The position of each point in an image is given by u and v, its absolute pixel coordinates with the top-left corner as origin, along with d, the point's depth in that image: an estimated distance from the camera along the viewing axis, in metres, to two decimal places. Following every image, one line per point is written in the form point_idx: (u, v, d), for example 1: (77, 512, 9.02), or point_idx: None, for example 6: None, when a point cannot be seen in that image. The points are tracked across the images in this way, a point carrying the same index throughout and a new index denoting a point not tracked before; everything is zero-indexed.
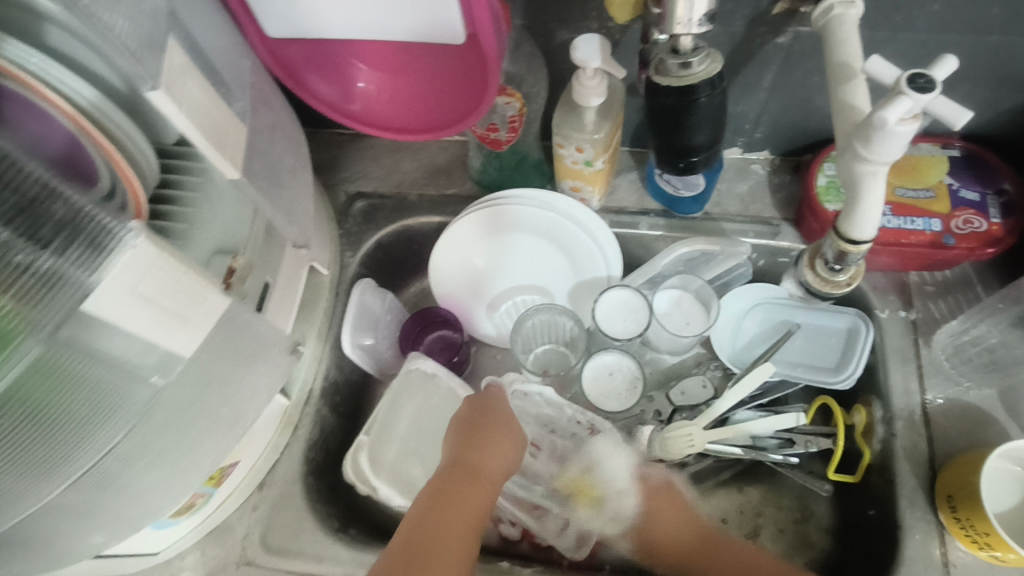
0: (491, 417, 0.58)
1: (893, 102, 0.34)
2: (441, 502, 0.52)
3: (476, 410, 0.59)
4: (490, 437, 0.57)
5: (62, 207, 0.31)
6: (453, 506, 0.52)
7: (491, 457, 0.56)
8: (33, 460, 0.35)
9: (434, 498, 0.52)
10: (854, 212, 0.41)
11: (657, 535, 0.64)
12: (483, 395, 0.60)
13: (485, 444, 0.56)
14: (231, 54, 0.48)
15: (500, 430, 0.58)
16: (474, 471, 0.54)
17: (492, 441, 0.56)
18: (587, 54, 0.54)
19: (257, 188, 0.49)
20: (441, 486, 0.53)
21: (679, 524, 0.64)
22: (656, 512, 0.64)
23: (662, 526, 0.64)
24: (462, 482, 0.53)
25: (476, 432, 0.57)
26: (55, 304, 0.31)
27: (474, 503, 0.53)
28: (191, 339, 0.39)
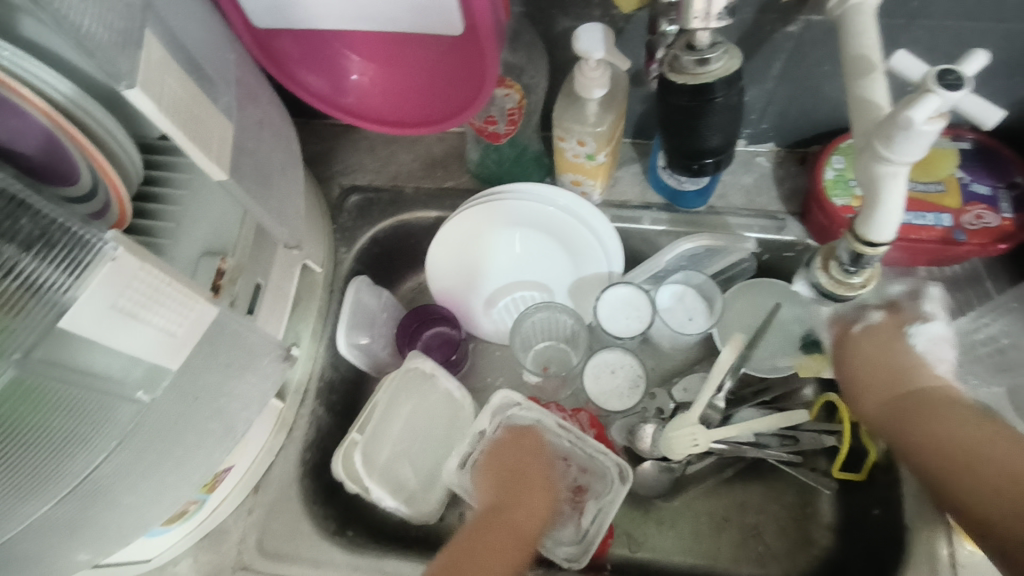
0: (515, 458, 0.63)
1: (919, 100, 0.32)
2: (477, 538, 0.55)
3: (501, 451, 0.64)
4: (516, 474, 0.62)
5: (28, 222, 0.29)
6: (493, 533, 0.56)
7: (524, 495, 0.60)
8: (9, 488, 0.33)
9: (478, 531, 0.56)
10: (874, 215, 0.39)
11: (851, 368, 0.49)
12: (515, 431, 0.65)
13: (519, 486, 0.61)
14: (215, 45, 0.45)
15: (527, 466, 0.63)
16: (506, 510, 0.58)
17: (524, 477, 0.61)
18: (590, 44, 0.52)
19: (245, 188, 0.46)
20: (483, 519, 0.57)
21: (885, 368, 0.47)
22: (862, 352, 0.49)
23: (863, 364, 0.48)
24: (498, 518, 0.57)
25: (506, 472, 0.62)
26: (27, 326, 0.29)
27: (512, 535, 0.56)
28: (179, 351, 0.37)
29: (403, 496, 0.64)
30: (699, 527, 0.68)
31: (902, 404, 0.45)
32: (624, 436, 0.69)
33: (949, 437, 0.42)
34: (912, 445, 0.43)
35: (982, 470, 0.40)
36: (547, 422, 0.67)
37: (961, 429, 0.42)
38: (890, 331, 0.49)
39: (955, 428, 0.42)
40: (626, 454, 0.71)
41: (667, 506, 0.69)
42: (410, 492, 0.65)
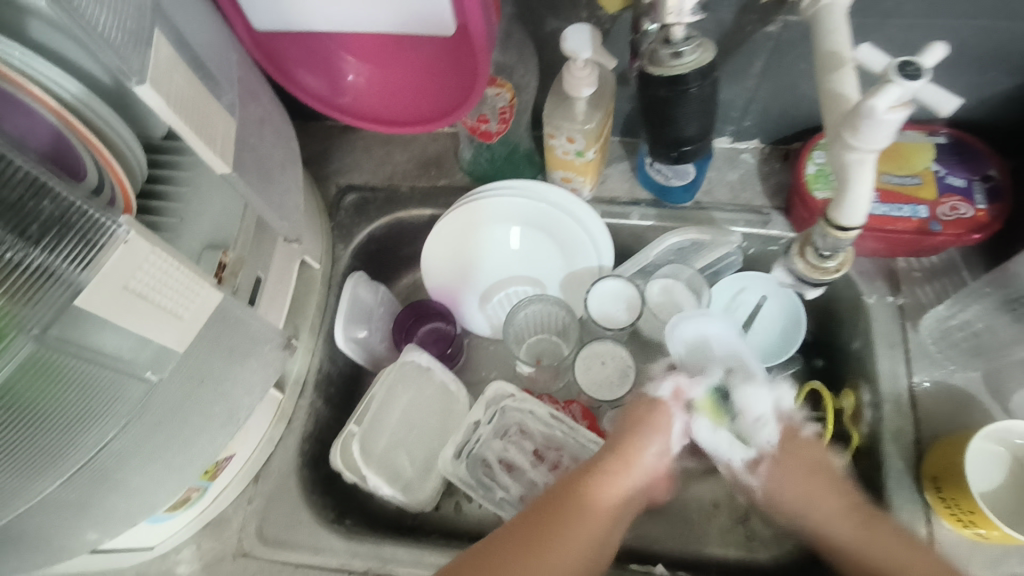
0: (651, 429, 0.60)
1: (880, 90, 0.35)
2: (569, 495, 0.55)
3: (639, 407, 0.62)
4: (639, 430, 0.60)
5: (49, 205, 0.31)
6: (586, 512, 0.54)
7: (622, 452, 0.58)
8: (25, 460, 0.35)
9: (576, 483, 0.56)
10: (843, 200, 0.41)
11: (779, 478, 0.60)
12: (657, 402, 0.61)
13: (619, 460, 0.58)
14: (217, 45, 0.47)
15: (651, 437, 0.59)
16: (607, 469, 0.57)
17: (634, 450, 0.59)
18: (577, 44, 0.54)
19: (247, 182, 0.48)
20: (564, 494, 0.55)
21: (814, 471, 0.59)
22: (785, 463, 0.60)
23: (802, 504, 0.58)
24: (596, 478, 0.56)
25: (624, 430, 0.60)
26: (46, 302, 0.31)
27: (609, 495, 0.56)
28: (184, 334, 0.39)
29: (400, 484, 0.66)
30: (689, 513, 0.70)
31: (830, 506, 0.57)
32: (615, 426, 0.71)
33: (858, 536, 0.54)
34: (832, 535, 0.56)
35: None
36: (541, 413, 0.69)
37: (855, 536, 0.55)
38: (794, 441, 0.61)
39: (851, 537, 0.55)
40: None
41: None
42: (406, 480, 0.67)
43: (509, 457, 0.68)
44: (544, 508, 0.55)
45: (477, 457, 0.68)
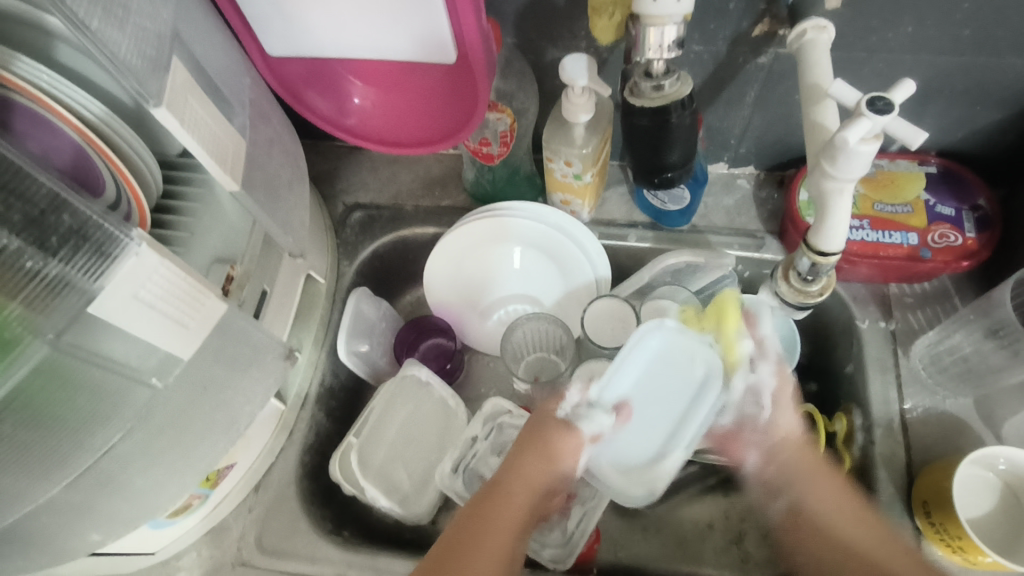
0: (555, 444, 0.56)
1: (852, 123, 0.37)
2: (479, 516, 0.53)
3: (541, 424, 0.57)
4: (539, 446, 0.56)
5: (69, 218, 0.33)
6: (489, 523, 0.52)
7: (524, 470, 0.55)
8: (33, 460, 0.37)
9: (482, 505, 0.54)
10: (824, 227, 0.43)
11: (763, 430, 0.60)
12: (564, 421, 0.57)
13: (523, 460, 0.56)
14: (232, 71, 0.50)
15: (557, 454, 0.55)
16: (508, 485, 0.55)
17: (539, 449, 0.56)
18: (574, 72, 0.57)
19: (256, 200, 0.51)
20: (475, 506, 0.54)
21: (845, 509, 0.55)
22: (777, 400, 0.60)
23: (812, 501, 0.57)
24: (500, 499, 0.54)
25: (526, 441, 0.57)
26: (61, 310, 0.33)
27: (515, 503, 0.54)
28: (190, 341, 0.41)
29: (396, 498, 0.67)
30: (683, 533, 0.71)
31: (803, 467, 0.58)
32: None
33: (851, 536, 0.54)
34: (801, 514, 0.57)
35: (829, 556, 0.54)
36: None
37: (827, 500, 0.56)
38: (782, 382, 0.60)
39: (832, 507, 0.56)
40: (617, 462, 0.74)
41: (652, 512, 0.73)
42: (403, 493, 0.68)
43: None
44: (455, 526, 0.53)
45: (473, 473, 0.69)
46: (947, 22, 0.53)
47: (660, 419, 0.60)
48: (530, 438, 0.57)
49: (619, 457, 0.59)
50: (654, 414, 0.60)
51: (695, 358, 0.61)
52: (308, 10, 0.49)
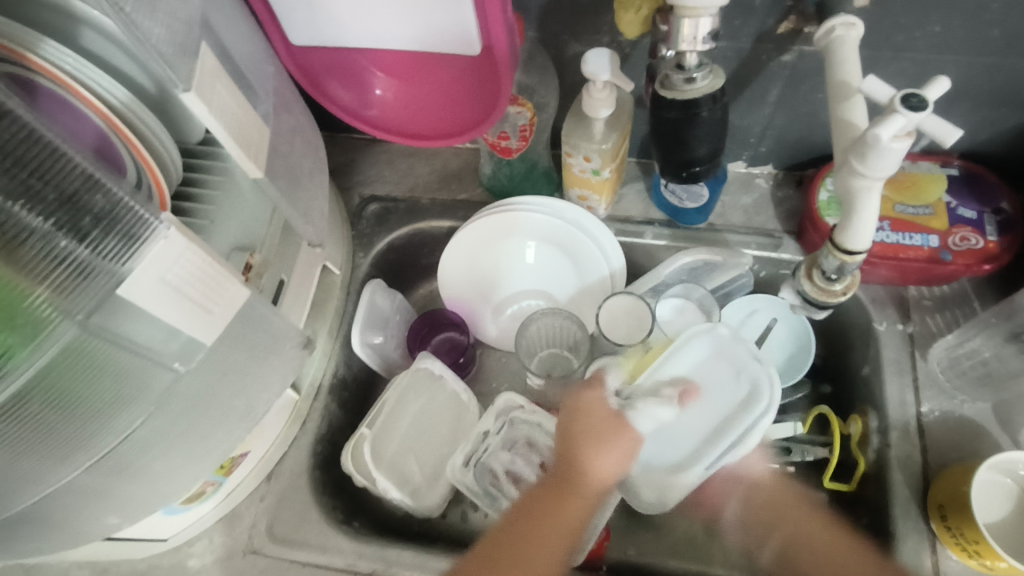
0: (611, 444, 0.53)
1: (885, 119, 0.36)
2: (537, 518, 0.53)
3: (583, 416, 0.55)
4: (592, 444, 0.53)
5: (101, 199, 0.33)
6: (547, 528, 0.52)
7: (582, 469, 0.53)
8: (56, 441, 0.37)
9: (541, 507, 0.53)
10: (851, 225, 0.43)
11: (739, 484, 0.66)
12: (614, 416, 0.55)
13: (584, 460, 0.53)
14: (257, 58, 0.50)
15: (601, 454, 0.53)
16: (567, 488, 0.53)
17: (596, 447, 0.53)
18: (597, 67, 0.56)
19: (278, 188, 0.51)
20: (533, 510, 0.53)
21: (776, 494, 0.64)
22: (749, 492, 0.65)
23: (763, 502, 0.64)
24: (557, 502, 0.53)
25: (582, 437, 0.54)
26: (89, 292, 0.33)
27: (576, 504, 0.53)
28: (214, 327, 0.41)
29: (408, 489, 0.67)
30: (693, 532, 0.71)
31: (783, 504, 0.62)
32: None
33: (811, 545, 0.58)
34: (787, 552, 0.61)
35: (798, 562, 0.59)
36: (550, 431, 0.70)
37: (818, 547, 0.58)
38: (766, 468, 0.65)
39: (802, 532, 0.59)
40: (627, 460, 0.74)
41: (663, 511, 0.73)
42: (415, 485, 0.68)
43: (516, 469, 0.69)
44: (506, 527, 0.53)
45: (484, 467, 0.69)
46: (976, 22, 0.52)
47: (704, 423, 0.60)
48: (586, 435, 0.54)
49: (657, 455, 0.60)
50: (694, 424, 0.60)
51: (742, 374, 0.60)
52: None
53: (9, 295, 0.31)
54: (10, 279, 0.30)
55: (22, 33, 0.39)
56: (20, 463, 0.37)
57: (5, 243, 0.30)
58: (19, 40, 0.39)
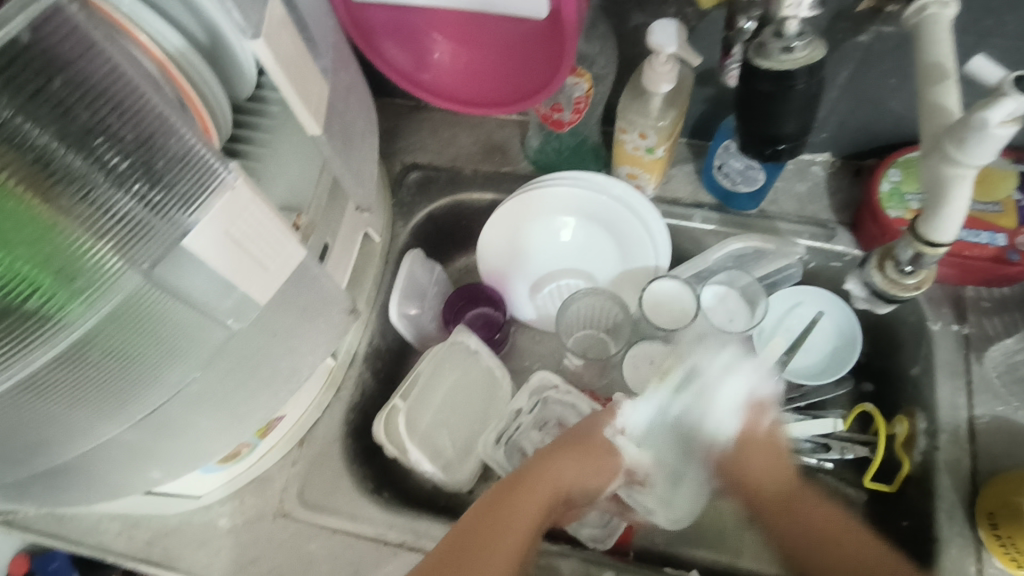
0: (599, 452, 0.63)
1: (994, 102, 0.34)
2: (498, 506, 0.54)
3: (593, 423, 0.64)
4: (573, 455, 0.61)
5: (175, 143, 0.31)
6: (510, 518, 0.53)
7: (557, 474, 0.59)
8: (107, 393, 0.37)
9: (502, 495, 0.55)
10: (938, 216, 0.40)
11: (744, 461, 0.64)
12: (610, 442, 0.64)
13: (571, 451, 0.61)
14: (318, 11, 0.49)
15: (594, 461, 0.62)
16: (537, 480, 0.58)
17: (589, 453, 0.62)
18: (663, 38, 0.54)
19: (333, 147, 0.50)
20: (497, 496, 0.55)
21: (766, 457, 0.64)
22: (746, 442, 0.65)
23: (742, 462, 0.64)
24: (523, 490, 0.56)
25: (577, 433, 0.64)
26: (153, 246, 0.32)
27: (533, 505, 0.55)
28: (268, 285, 0.40)
29: (440, 463, 0.67)
30: (723, 524, 0.70)
31: (789, 495, 0.62)
32: None
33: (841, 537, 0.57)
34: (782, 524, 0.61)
35: (798, 519, 0.60)
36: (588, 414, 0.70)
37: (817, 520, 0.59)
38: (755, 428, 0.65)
39: (811, 525, 0.59)
40: None
41: None
42: (446, 459, 0.68)
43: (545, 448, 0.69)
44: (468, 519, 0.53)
45: (514, 446, 0.69)
46: None
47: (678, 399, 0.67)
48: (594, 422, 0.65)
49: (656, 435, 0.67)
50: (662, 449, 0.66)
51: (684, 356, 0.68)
52: None
53: (72, 245, 0.30)
54: (72, 232, 0.29)
55: None
56: (72, 412, 0.37)
57: (72, 193, 0.29)
58: None
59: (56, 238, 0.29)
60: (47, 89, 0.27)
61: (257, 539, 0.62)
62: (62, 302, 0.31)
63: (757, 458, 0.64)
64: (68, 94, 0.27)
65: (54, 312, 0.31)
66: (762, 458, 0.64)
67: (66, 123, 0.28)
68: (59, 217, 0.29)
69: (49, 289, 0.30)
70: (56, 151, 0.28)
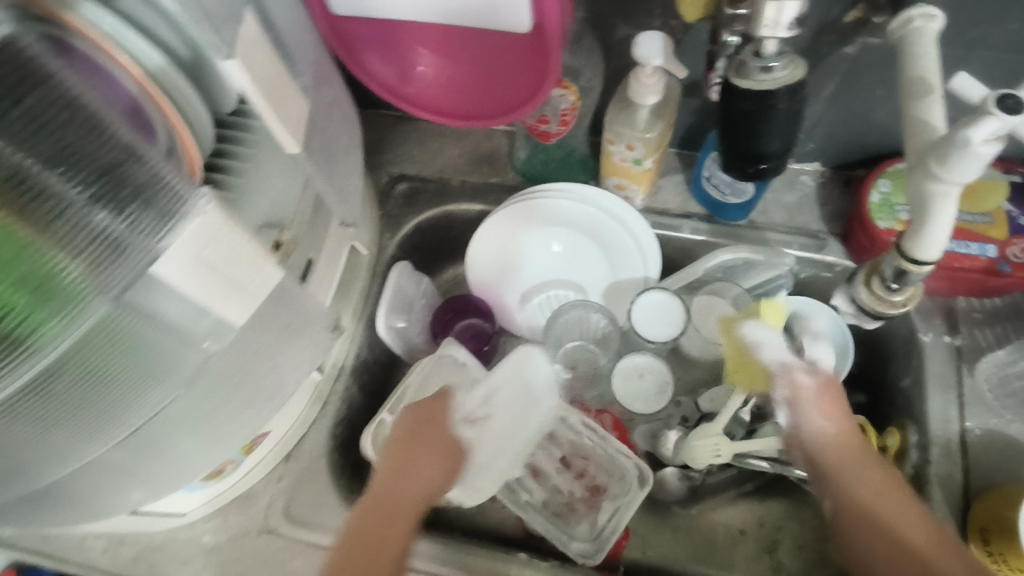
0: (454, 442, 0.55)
1: (978, 120, 0.34)
2: (368, 536, 0.47)
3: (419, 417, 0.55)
4: (424, 449, 0.53)
5: (142, 170, 0.32)
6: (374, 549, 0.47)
7: (409, 478, 0.51)
8: (84, 415, 0.37)
9: (369, 527, 0.48)
10: (923, 233, 0.40)
11: (818, 413, 0.56)
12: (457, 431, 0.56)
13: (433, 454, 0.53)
14: (298, 27, 0.48)
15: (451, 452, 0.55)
16: (403, 496, 0.50)
17: (427, 444, 0.54)
18: (649, 51, 0.53)
19: (312, 163, 0.49)
20: (364, 524, 0.48)
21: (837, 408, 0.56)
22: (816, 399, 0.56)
23: (813, 416, 0.56)
24: (388, 514, 0.49)
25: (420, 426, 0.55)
26: (124, 269, 0.32)
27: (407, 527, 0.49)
28: (245, 307, 0.39)
29: None
30: (715, 536, 0.70)
31: (851, 449, 0.54)
32: (647, 441, 0.72)
33: (890, 510, 0.51)
34: (846, 510, 0.52)
35: (863, 527, 0.51)
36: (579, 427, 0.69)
37: (870, 485, 0.52)
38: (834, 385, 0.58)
39: (876, 498, 0.51)
40: (648, 459, 0.73)
41: (683, 514, 0.72)
42: None
43: (536, 461, 0.68)
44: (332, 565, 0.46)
45: None
46: None
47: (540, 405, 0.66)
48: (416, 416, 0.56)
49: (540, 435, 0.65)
50: (504, 431, 0.64)
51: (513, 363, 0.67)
52: None
53: (42, 265, 0.30)
54: (45, 252, 0.30)
55: None
56: (48, 437, 0.36)
57: (44, 214, 0.29)
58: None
59: (30, 256, 0.29)
60: (19, 109, 0.29)
61: (242, 557, 0.62)
62: (37, 322, 0.31)
63: (843, 454, 0.54)
64: (38, 115, 0.29)
65: (28, 335, 0.31)
66: (845, 450, 0.54)
67: (37, 146, 0.29)
68: (33, 235, 0.29)
69: (22, 309, 0.30)
70: (31, 168, 0.29)
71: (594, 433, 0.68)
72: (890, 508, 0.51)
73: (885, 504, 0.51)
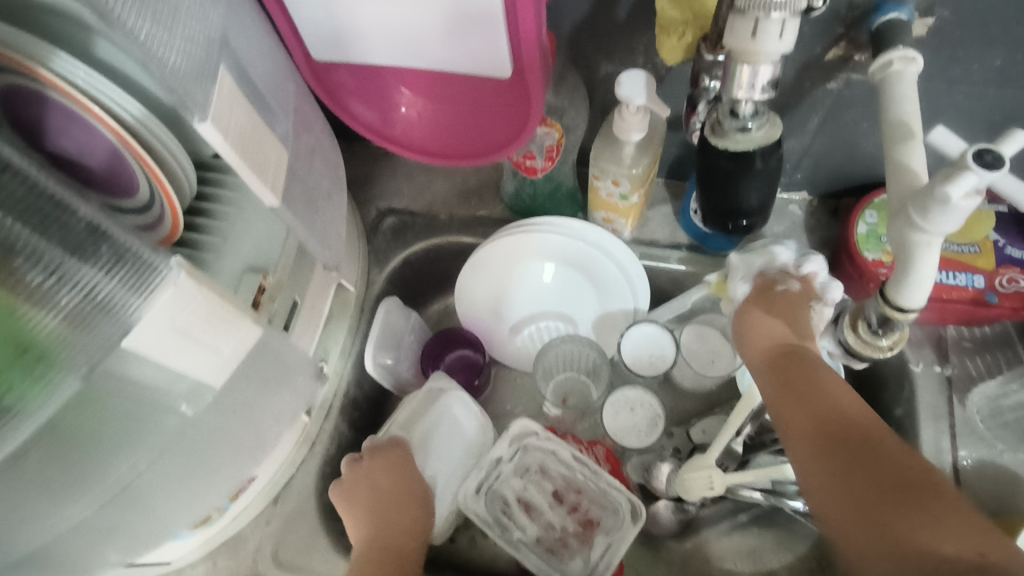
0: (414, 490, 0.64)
1: (958, 175, 0.34)
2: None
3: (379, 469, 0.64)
4: (394, 505, 0.63)
5: (108, 249, 0.30)
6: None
7: (396, 531, 0.61)
8: (66, 474, 0.36)
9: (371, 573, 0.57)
10: (905, 281, 0.40)
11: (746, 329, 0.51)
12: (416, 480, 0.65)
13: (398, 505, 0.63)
14: (278, 76, 0.48)
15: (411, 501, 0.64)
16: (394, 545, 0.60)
17: (394, 499, 0.63)
18: (632, 91, 0.53)
19: (294, 211, 0.49)
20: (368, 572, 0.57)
21: (783, 329, 0.49)
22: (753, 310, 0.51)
23: (746, 328, 0.51)
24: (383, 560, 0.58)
25: (380, 477, 0.63)
26: (94, 340, 0.31)
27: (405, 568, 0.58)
28: (221, 367, 0.39)
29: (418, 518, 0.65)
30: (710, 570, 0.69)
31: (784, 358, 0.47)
32: (639, 473, 0.71)
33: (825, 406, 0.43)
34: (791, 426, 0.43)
35: (794, 432, 0.43)
36: (570, 461, 0.67)
37: (819, 403, 0.43)
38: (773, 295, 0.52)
39: (797, 404, 0.44)
40: (641, 491, 0.72)
41: (678, 547, 0.70)
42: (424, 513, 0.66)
43: (528, 496, 0.67)
44: None
45: (495, 494, 0.66)
46: None
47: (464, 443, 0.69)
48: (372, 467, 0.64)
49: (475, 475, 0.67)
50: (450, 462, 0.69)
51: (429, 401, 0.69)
52: (359, 17, 0.47)
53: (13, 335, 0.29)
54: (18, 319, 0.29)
55: (29, 43, 0.36)
56: (29, 504, 0.35)
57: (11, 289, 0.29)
58: (25, 51, 0.36)
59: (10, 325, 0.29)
60: None
61: None
62: (13, 393, 0.30)
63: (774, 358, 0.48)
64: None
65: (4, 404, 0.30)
66: (775, 356, 0.48)
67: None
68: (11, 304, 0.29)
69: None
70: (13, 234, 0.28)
71: (586, 466, 0.67)
72: (855, 414, 0.42)
73: (855, 417, 0.42)
